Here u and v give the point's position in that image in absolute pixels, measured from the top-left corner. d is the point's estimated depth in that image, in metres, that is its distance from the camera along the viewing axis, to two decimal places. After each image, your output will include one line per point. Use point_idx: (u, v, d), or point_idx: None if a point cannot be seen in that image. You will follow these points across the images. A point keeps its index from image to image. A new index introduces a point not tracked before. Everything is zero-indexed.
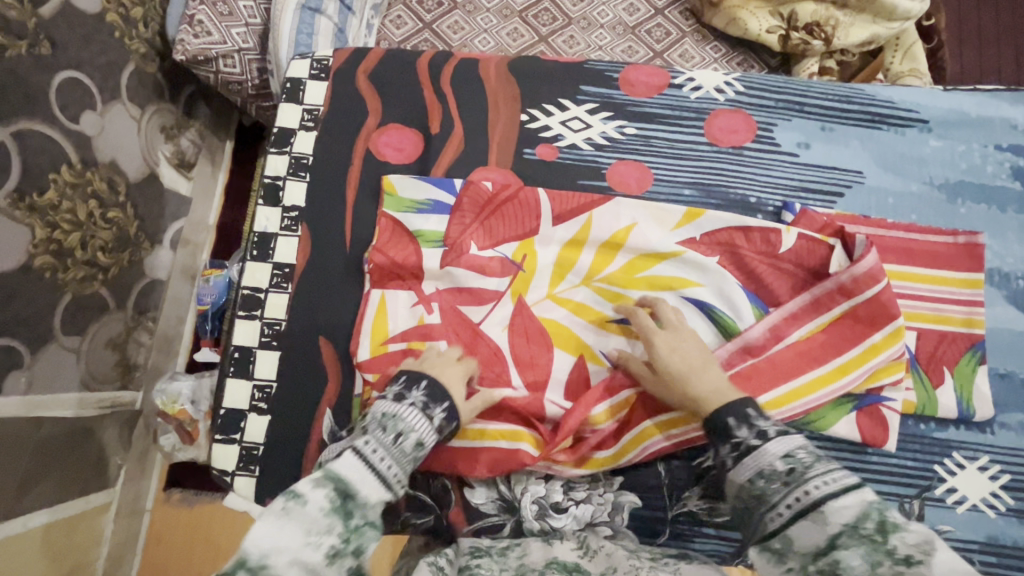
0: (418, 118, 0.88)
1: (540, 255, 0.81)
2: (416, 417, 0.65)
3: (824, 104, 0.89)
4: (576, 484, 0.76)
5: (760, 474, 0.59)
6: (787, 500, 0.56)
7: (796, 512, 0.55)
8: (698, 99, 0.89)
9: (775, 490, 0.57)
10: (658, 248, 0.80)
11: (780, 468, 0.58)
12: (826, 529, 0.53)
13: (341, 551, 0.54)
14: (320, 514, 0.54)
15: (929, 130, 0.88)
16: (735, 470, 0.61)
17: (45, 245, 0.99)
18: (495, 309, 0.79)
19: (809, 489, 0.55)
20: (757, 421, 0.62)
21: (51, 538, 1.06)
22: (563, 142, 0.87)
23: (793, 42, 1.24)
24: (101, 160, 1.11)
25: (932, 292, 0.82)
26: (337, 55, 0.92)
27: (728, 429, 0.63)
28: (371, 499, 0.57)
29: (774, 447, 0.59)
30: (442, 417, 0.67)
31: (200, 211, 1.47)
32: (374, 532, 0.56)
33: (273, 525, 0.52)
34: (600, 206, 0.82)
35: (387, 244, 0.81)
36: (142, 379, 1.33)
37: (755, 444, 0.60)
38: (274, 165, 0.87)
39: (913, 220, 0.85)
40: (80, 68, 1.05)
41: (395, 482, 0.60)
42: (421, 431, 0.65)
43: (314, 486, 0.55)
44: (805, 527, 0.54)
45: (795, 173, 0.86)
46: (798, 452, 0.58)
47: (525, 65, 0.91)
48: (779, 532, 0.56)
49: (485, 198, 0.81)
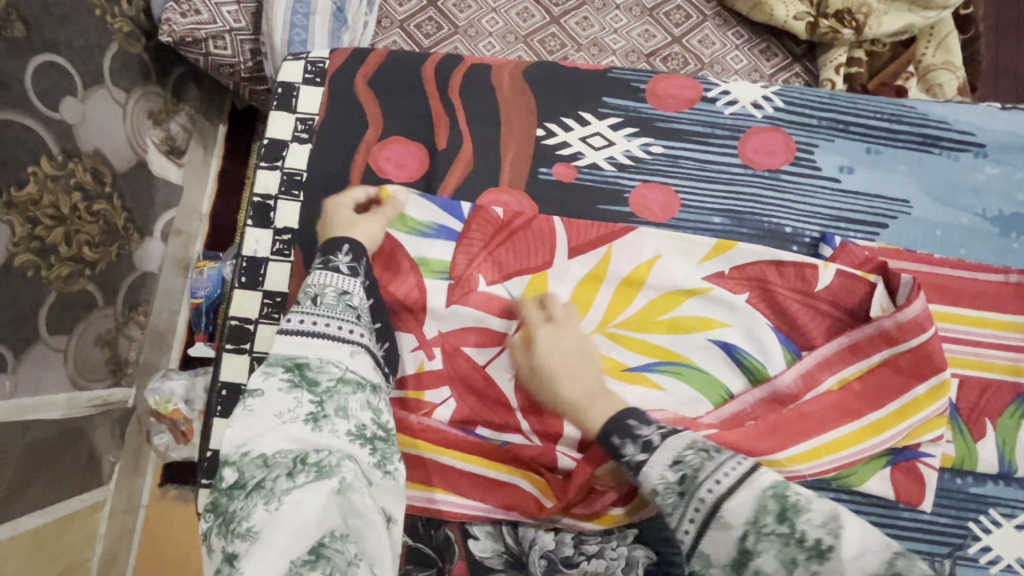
0: (423, 131, 0.80)
1: (551, 294, 0.74)
2: (326, 276, 0.66)
3: (871, 123, 0.81)
4: (587, 537, 0.71)
5: (655, 492, 0.54)
6: (689, 514, 0.51)
7: (701, 522, 0.50)
8: (733, 116, 0.81)
9: (672, 506, 0.53)
10: (681, 285, 0.74)
11: (672, 477, 0.54)
12: (730, 534, 0.48)
13: (321, 411, 0.55)
14: (282, 394, 0.55)
15: (985, 155, 0.80)
16: (638, 486, 0.56)
17: (26, 243, 0.92)
18: (502, 355, 0.73)
19: (703, 495, 0.51)
20: (640, 432, 0.58)
21: (48, 541, 1.01)
22: (582, 161, 0.79)
23: (821, 31, 1.13)
24: (85, 151, 1.02)
25: (979, 336, 0.75)
26: (334, 56, 0.83)
27: (615, 449, 0.59)
28: (327, 357, 0.59)
29: (660, 458, 0.55)
30: (349, 261, 0.67)
31: (192, 199, 1.38)
32: (347, 387, 0.58)
33: (244, 422, 0.54)
34: (622, 238, 0.75)
35: (385, 274, 0.74)
36: (135, 375, 1.26)
37: (641, 459, 0.56)
38: (264, 181, 0.80)
39: (962, 255, 0.78)
40: (58, 51, 0.96)
41: (346, 332, 0.62)
42: (338, 283, 0.65)
43: (264, 377, 0.57)
44: (714, 538, 0.49)
45: (836, 201, 0.79)
46: (687, 455, 0.54)
47: (542, 72, 0.82)
48: (695, 550, 0.51)
49: (495, 223, 0.75)
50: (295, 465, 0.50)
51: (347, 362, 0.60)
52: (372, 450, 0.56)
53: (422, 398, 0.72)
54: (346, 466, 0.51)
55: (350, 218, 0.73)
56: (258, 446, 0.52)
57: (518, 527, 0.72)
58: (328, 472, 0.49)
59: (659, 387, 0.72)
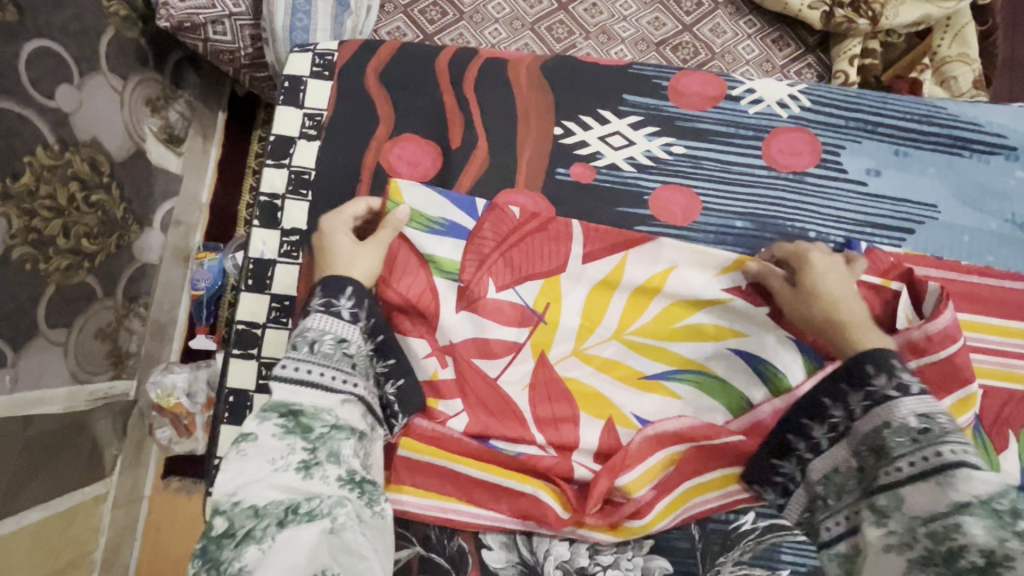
0: (436, 129, 0.77)
1: (566, 298, 0.73)
2: (325, 320, 0.62)
3: (899, 124, 0.78)
4: (602, 547, 0.70)
5: (887, 425, 0.54)
6: (911, 457, 0.51)
7: (921, 470, 0.50)
8: (758, 115, 0.78)
9: (899, 444, 0.53)
10: (699, 295, 0.71)
11: (913, 424, 0.53)
12: (949, 493, 0.48)
13: (314, 458, 0.52)
14: (276, 440, 0.53)
15: (1016, 158, 0.78)
16: (863, 420, 0.56)
17: (23, 235, 0.89)
18: (513, 365, 0.72)
19: (942, 452, 0.50)
20: (901, 373, 0.56)
21: (49, 534, 1.00)
22: (601, 162, 0.76)
23: (837, 20, 1.09)
24: (81, 139, 0.99)
25: (1005, 345, 0.74)
26: (343, 48, 0.80)
27: (863, 376, 0.57)
28: (320, 406, 0.57)
29: (914, 402, 0.54)
30: (351, 306, 0.64)
31: (192, 189, 1.34)
32: (339, 433, 0.56)
33: (235, 468, 0.51)
34: (639, 246, 0.72)
35: (394, 276, 0.71)
36: (136, 368, 1.24)
37: (891, 396, 0.55)
38: (271, 180, 0.77)
39: (989, 262, 0.76)
40: (52, 36, 0.92)
41: (339, 381, 0.60)
42: (336, 329, 0.62)
43: (260, 422, 0.54)
44: (925, 488, 0.49)
45: (862, 205, 0.76)
46: (939, 417, 0.52)
47: (559, 67, 0.79)
48: (892, 488, 0.52)
49: (510, 225, 0.72)
50: (286, 514, 0.47)
51: (339, 410, 0.58)
52: (361, 493, 0.52)
53: (437, 406, 0.71)
54: (339, 508, 0.49)
55: (351, 247, 0.68)
56: (247, 495, 0.49)
57: (532, 538, 0.70)
58: (320, 515, 0.47)
59: (677, 395, 0.72)
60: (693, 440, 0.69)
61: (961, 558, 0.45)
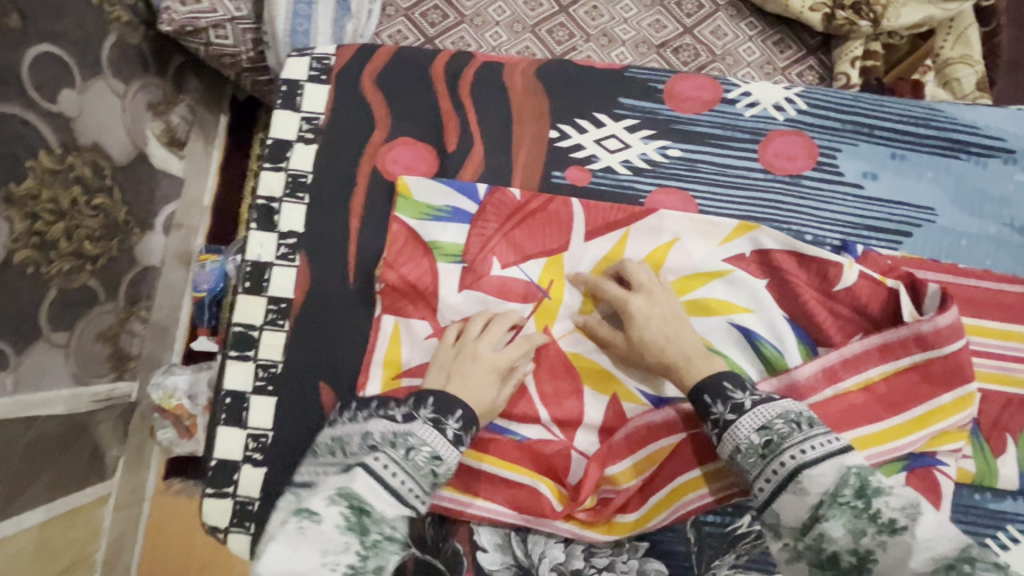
0: (432, 132, 0.77)
1: (569, 275, 0.73)
2: (429, 432, 0.59)
3: (896, 127, 0.78)
4: (598, 549, 0.70)
5: (738, 450, 0.57)
6: (766, 474, 0.55)
7: (778, 483, 0.54)
8: (754, 118, 0.78)
9: (753, 464, 0.56)
10: (700, 266, 0.73)
11: (756, 441, 0.56)
12: (806, 498, 0.52)
13: (360, 568, 0.49)
14: (335, 532, 0.50)
15: (1014, 162, 0.77)
16: (719, 447, 0.60)
17: (26, 238, 0.90)
18: (515, 340, 0.72)
19: (784, 460, 0.54)
20: (733, 395, 0.60)
21: (48, 536, 1.00)
22: (597, 165, 0.77)
23: (838, 22, 1.09)
24: (83, 143, 1.00)
25: (1004, 349, 0.73)
26: (340, 52, 0.80)
27: (704, 407, 0.61)
28: (386, 514, 0.54)
29: (748, 420, 0.57)
30: (459, 427, 0.61)
31: (194, 192, 1.35)
32: (393, 547, 0.52)
33: (288, 546, 0.48)
34: (641, 220, 0.74)
35: (397, 259, 0.73)
36: (137, 370, 1.24)
37: (731, 419, 0.59)
38: (269, 183, 0.77)
39: (987, 266, 0.76)
40: (55, 41, 0.93)
41: (411, 495, 0.56)
42: (435, 444, 0.59)
43: (328, 503, 0.52)
44: (788, 499, 0.53)
45: (858, 208, 0.76)
46: (775, 423, 0.56)
47: (556, 71, 0.79)
48: (768, 507, 0.55)
49: (511, 205, 0.74)
50: None
51: (398, 525, 0.54)
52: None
53: None
54: None
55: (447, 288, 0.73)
56: None
57: (527, 539, 0.70)
58: None
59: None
60: (683, 430, 0.69)
61: (841, 560, 0.50)
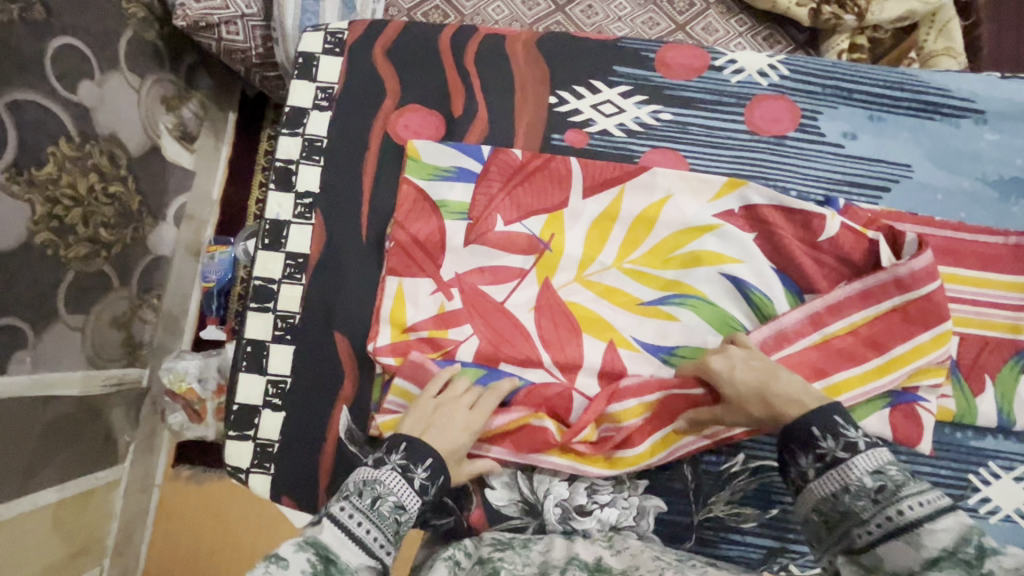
0: (439, 100, 0.83)
1: (569, 231, 0.78)
2: (397, 481, 0.59)
3: (873, 91, 0.83)
4: (600, 487, 0.74)
5: (845, 490, 0.54)
6: (876, 519, 0.51)
7: (887, 532, 0.50)
8: (740, 83, 0.83)
9: (862, 508, 0.52)
10: (692, 220, 0.77)
11: (867, 483, 0.53)
12: (921, 552, 0.47)
13: None
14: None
15: (984, 122, 0.83)
16: (817, 482, 0.56)
17: (46, 222, 0.95)
18: (519, 290, 0.77)
19: (902, 508, 0.49)
20: (845, 431, 0.56)
21: (61, 516, 1.03)
22: (594, 128, 0.82)
23: (824, 17, 1.15)
24: (100, 133, 1.05)
25: (979, 295, 0.78)
26: (352, 28, 0.86)
27: (808, 438, 0.57)
28: (352, 563, 0.52)
29: (863, 459, 0.54)
30: (425, 477, 0.61)
31: (204, 184, 1.40)
32: None
33: None
34: (635, 177, 0.78)
35: (408, 218, 0.78)
36: (148, 357, 1.28)
37: (841, 457, 0.55)
38: (286, 148, 0.83)
39: (962, 219, 0.80)
40: (76, 35, 0.99)
41: (378, 547, 0.55)
42: (401, 494, 0.59)
43: (296, 549, 0.50)
44: (896, 548, 0.49)
45: (839, 165, 0.81)
46: (889, 470, 0.53)
47: (554, 42, 0.85)
48: (869, 551, 0.51)
49: (514, 166, 0.79)
50: None
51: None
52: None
53: (446, 336, 0.75)
54: None
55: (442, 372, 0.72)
56: None
57: (533, 477, 0.75)
58: None
59: (674, 318, 0.76)
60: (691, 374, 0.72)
61: None
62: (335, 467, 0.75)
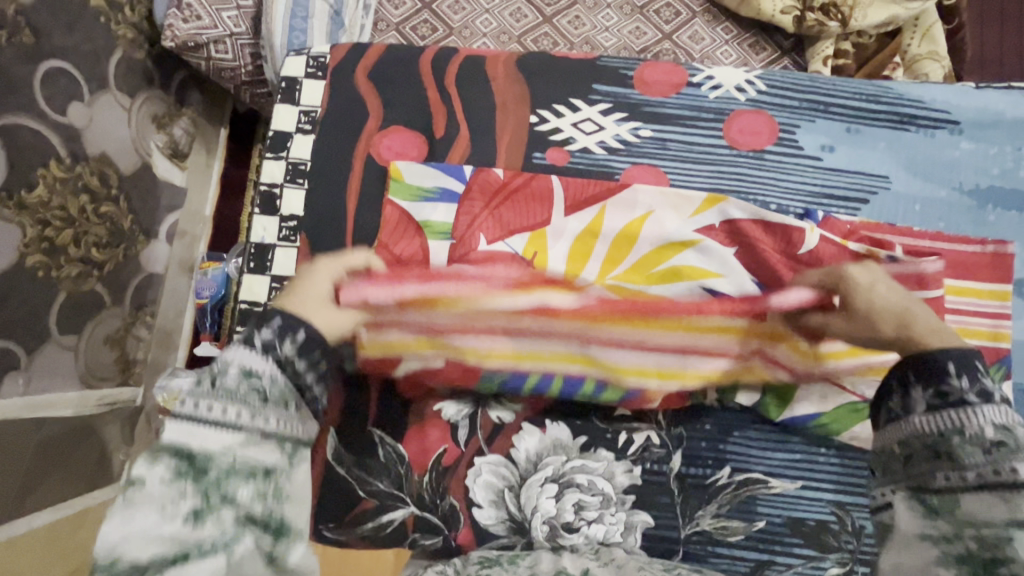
0: (421, 120, 0.84)
1: (552, 249, 0.76)
2: (235, 351, 0.52)
3: (849, 104, 0.85)
4: (587, 504, 0.74)
5: (957, 430, 0.50)
6: (980, 469, 0.48)
7: (981, 484, 0.47)
8: (718, 99, 0.84)
9: (967, 454, 0.49)
10: (674, 236, 0.77)
11: (987, 434, 0.49)
12: (1015, 513, 0.45)
13: (207, 507, 0.45)
14: (162, 488, 0.44)
15: (960, 132, 0.84)
16: (924, 416, 0.52)
17: (36, 244, 0.95)
18: None
19: (1012, 471, 0.46)
20: (983, 379, 0.52)
21: (61, 536, 0.98)
22: (574, 146, 0.83)
23: (808, 24, 1.17)
24: (91, 153, 1.06)
25: (958, 304, 0.78)
26: (334, 52, 0.87)
27: (941, 372, 0.53)
28: (215, 447, 0.47)
29: (993, 412, 0.50)
30: (271, 334, 0.54)
31: (195, 201, 1.41)
32: (241, 476, 0.47)
33: (122, 521, 0.44)
34: (616, 195, 0.79)
35: (391, 239, 0.77)
36: (142, 375, 1.29)
37: (969, 400, 0.50)
38: (271, 172, 0.84)
39: (940, 228, 0.81)
40: (65, 57, 1.00)
41: (244, 418, 0.48)
42: (244, 360, 0.51)
43: (149, 464, 0.45)
44: (986, 501, 0.47)
45: (818, 178, 0.82)
46: (1016, 431, 0.49)
47: (533, 62, 0.86)
48: (948, 491, 0.49)
49: (496, 186, 0.79)
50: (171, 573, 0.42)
51: (241, 450, 0.47)
52: (268, 533, 0.47)
53: None
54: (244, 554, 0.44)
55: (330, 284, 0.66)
56: (128, 551, 0.43)
57: (520, 496, 0.74)
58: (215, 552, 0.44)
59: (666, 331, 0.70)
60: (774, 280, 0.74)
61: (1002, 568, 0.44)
62: (323, 486, 0.76)
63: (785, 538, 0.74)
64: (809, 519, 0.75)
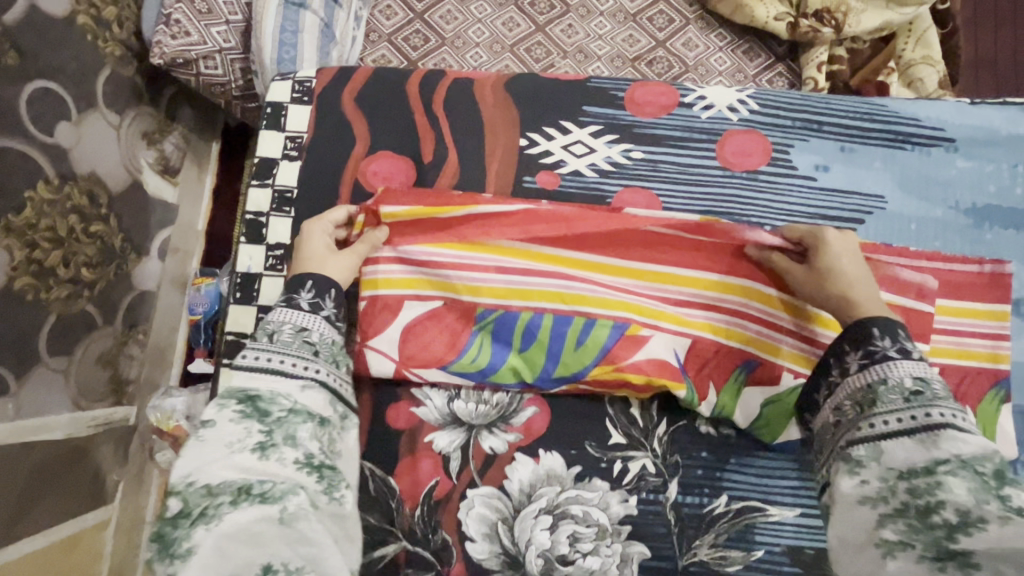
0: (409, 145, 0.83)
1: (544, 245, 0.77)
2: (286, 313, 0.67)
3: (844, 122, 0.84)
4: (582, 535, 0.72)
5: (883, 382, 0.61)
6: (905, 414, 0.58)
7: (909, 427, 0.57)
8: (710, 119, 0.83)
9: (892, 400, 0.59)
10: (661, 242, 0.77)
11: (908, 384, 0.60)
12: (933, 451, 0.55)
13: (268, 441, 0.56)
14: (233, 425, 0.56)
15: (955, 150, 0.83)
16: (856, 375, 0.63)
17: (24, 267, 0.94)
18: None
19: (933, 414, 0.57)
20: (903, 340, 0.63)
21: (52, 560, 0.97)
22: (565, 169, 0.82)
23: (802, 30, 1.16)
24: (80, 173, 1.04)
25: (956, 325, 0.77)
26: (320, 76, 0.86)
27: (868, 336, 0.63)
28: (277, 391, 0.60)
29: (909, 366, 0.61)
30: (311, 295, 0.68)
31: (188, 216, 1.40)
32: (296, 418, 0.59)
33: (195, 452, 0.55)
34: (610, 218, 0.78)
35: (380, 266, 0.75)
36: (136, 394, 1.27)
37: (891, 356, 0.62)
38: (256, 200, 0.82)
39: (937, 248, 0.80)
40: (52, 77, 0.98)
41: (297, 367, 0.63)
42: (295, 319, 0.66)
43: (219, 408, 0.57)
44: (910, 444, 0.56)
45: (812, 199, 0.81)
46: (932, 383, 0.60)
47: (522, 84, 0.85)
48: (875, 439, 0.58)
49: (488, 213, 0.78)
50: (239, 493, 0.51)
51: (298, 395, 0.61)
52: (319, 478, 0.56)
53: None
54: (291, 495, 0.52)
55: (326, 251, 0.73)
56: (202, 475, 0.53)
57: (514, 529, 0.73)
58: (272, 498, 0.51)
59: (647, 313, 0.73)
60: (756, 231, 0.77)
61: (936, 513, 0.52)
62: None
63: (784, 568, 0.73)
64: (807, 547, 0.73)
